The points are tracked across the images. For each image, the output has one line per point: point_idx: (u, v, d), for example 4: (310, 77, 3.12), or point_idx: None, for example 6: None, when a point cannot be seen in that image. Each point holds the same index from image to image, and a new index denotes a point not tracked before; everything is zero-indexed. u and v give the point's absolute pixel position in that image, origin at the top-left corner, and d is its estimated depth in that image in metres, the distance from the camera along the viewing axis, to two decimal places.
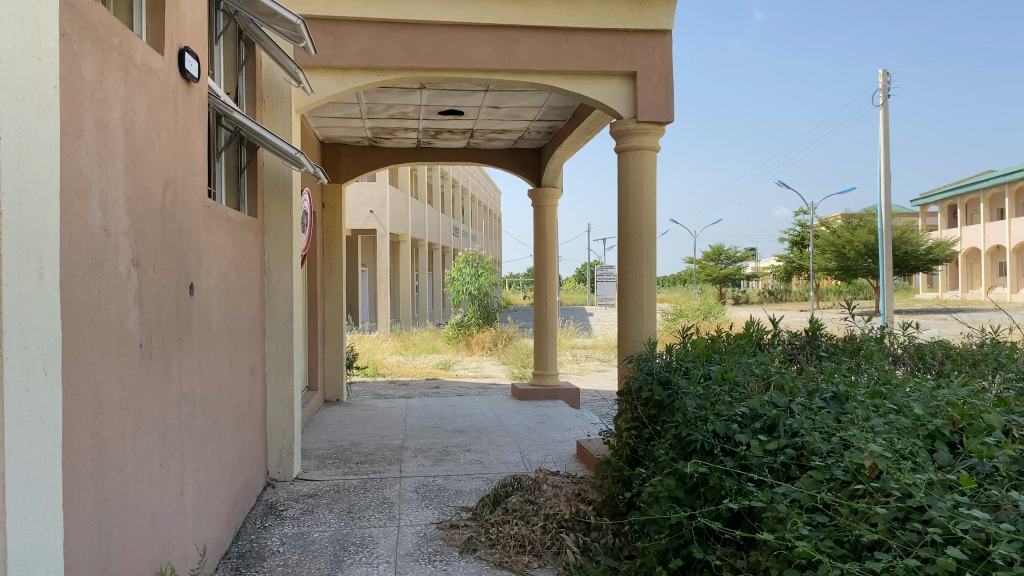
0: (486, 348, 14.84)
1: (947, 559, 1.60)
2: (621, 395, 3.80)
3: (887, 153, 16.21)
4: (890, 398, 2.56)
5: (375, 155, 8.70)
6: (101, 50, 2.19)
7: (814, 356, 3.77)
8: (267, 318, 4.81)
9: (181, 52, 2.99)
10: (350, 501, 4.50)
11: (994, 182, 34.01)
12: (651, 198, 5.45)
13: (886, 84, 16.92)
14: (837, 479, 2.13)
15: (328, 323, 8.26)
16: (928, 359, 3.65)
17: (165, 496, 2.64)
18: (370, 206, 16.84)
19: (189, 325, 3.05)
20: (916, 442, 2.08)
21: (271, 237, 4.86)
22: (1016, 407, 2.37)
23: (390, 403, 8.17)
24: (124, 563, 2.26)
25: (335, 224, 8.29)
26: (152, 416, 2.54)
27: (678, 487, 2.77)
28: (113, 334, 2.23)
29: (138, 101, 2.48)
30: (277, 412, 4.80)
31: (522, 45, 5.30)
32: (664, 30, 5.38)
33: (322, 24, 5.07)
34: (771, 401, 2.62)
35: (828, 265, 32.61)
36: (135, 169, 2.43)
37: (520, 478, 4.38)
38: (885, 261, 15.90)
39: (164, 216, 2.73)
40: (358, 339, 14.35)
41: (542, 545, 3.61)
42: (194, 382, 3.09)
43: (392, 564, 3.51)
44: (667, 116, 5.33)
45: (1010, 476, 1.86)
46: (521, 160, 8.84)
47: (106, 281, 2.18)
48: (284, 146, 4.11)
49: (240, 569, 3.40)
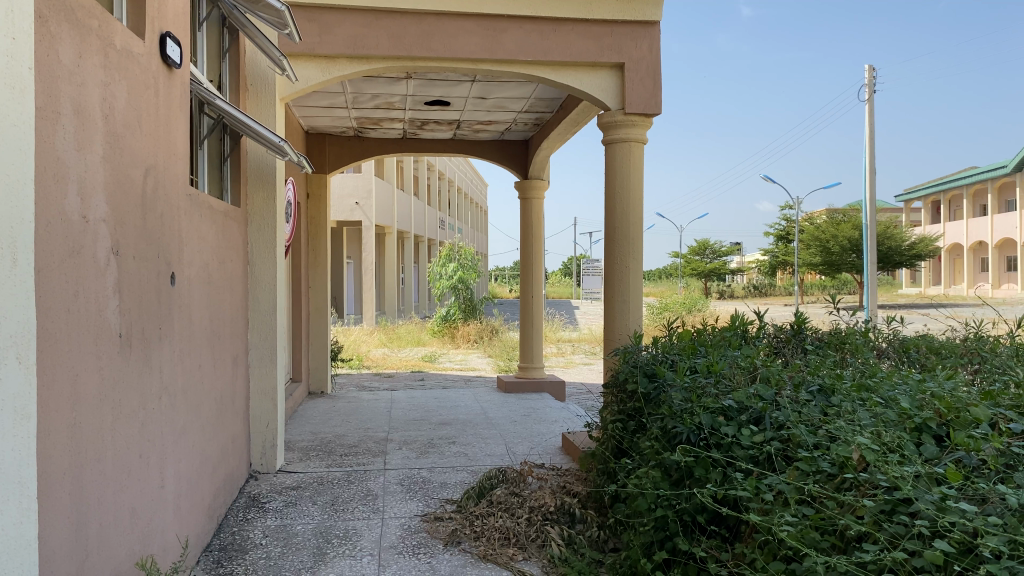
0: (473, 340, 14.88)
1: (934, 552, 1.58)
2: (607, 389, 3.80)
3: (872, 149, 16.29)
4: (878, 392, 2.54)
5: (360, 146, 8.65)
6: (79, 33, 2.13)
7: (800, 349, 3.75)
8: (250, 309, 4.77)
9: (163, 37, 2.93)
10: (334, 493, 4.46)
11: (978, 177, 34.20)
12: (637, 189, 5.42)
13: (872, 79, 17.04)
14: (823, 471, 2.13)
15: (313, 314, 8.23)
16: (912, 353, 3.64)
17: (144, 487, 2.60)
18: (356, 198, 16.65)
19: (170, 314, 3.01)
20: (903, 435, 2.08)
21: (254, 229, 4.80)
22: (1002, 399, 2.35)
23: (375, 396, 8.07)
24: (103, 556, 2.22)
25: (320, 214, 8.23)
26: (131, 408, 2.49)
27: (664, 479, 2.75)
28: (90, 323, 2.18)
29: (118, 86, 2.43)
30: (261, 404, 4.77)
31: (509, 35, 5.26)
32: (651, 21, 5.35)
33: (307, 11, 5.02)
34: (757, 393, 2.61)
35: (812, 260, 32.74)
36: (115, 155, 2.38)
37: (506, 471, 4.36)
38: (871, 258, 15.58)
39: (145, 205, 2.69)
40: (344, 332, 14.27)
41: (526, 538, 3.59)
42: (175, 374, 3.04)
43: (375, 557, 3.48)
44: (655, 108, 5.31)
45: (997, 470, 1.85)
46: (508, 152, 8.81)
47: (84, 269, 2.14)
48: (268, 134, 4.04)
49: (222, 561, 3.38)
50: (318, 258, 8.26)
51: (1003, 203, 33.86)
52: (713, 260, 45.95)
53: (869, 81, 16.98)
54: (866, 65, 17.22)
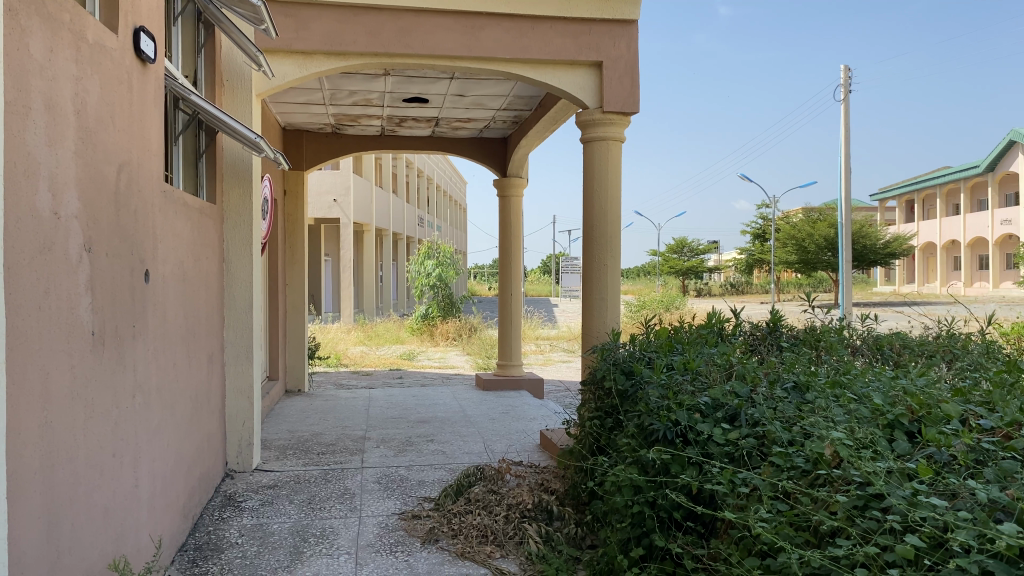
0: (451, 338, 14.85)
1: (905, 547, 1.60)
2: (585, 386, 3.81)
3: (848, 149, 16.46)
4: (851, 389, 2.57)
5: (338, 143, 8.60)
6: (51, 27, 2.10)
7: (775, 346, 3.79)
8: (226, 307, 4.73)
9: (137, 32, 2.89)
10: (311, 492, 4.44)
11: (951, 177, 34.65)
12: (615, 188, 5.43)
13: (848, 79, 17.21)
14: (797, 467, 2.15)
15: (290, 312, 8.17)
16: (886, 351, 3.68)
17: (118, 486, 2.58)
18: (334, 195, 16.56)
19: (144, 312, 2.97)
20: (876, 431, 2.11)
21: (230, 225, 4.76)
22: (973, 396, 2.39)
23: (353, 394, 8.03)
24: (75, 556, 2.19)
25: (297, 212, 8.17)
26: (104, 406, 2.47)
27: (640, 475, 2.77)
28: (62, 321, 2.15)
29: (91, 81, 2.40)
30: (237, 402, 4.73)
31: (488, 32, 5.25)
32: (629, 20, 5.37)
33: (284, 7, 4.98)
34: (733, 391, 2.63)
35: (788, 258, 33.00)
36: (87, 150, 2.35)
37: (484, 469, 4.36)
38: (847, 257, 15.73)
39: (118, 201, 2.66)
40: (322, 330, 14.18)
41: (504, 536, 3.59)
42: (149, 372, 3.01)
43: (352, 556, 3.47)
44: (633, 107, 5.32)
45: (967, 466, 1.88)
46: (486, 150, 8.80)
47: (56, 266, 2.11)
48: (244, 130, 4.01)
49: (197, 560, 3.35)
50: (295, 255, 8.21)
51: (975, 203, 34.33)
52: (691, 259, 46.20)
53: (845, 81, 17.13)
54: (842, 65, 17.39)
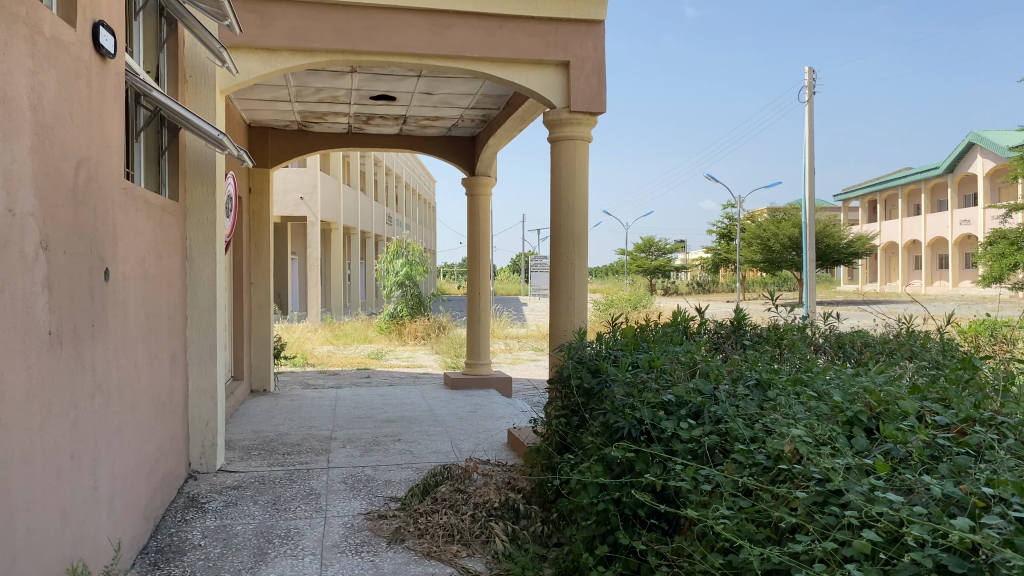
0: (419, 337, 14.79)
1: (862, 541, 1.63)
2: (551, 384, 3.82)
3: (811, 149, 16.70)
4: (812, 386, 2.60)
5: (304, 140, 8.53)
6: (5, 20, 2.06)
7: (739, 344, 3.83)
8: (189, 306, 4.66)
9: (96, 26, 2.84)
10: (276, 492, 4.40)
11: (912, 178, 35.28)
12: (582, 188, 5.44)
13: (812, 80, 17.45)
14: (759, 464, 2.17)
15: (255, 311, 8.08)
16: (847, 348, 3.74)
17: (76, 488, 2.53)
18: (301, 192, 16.43)
19: (103, 311, 2.92)
20: (835, 428, 2.14)
21: (193, 223, 4.69)
22: (929, 393, 2.44)
23: (319, 394, 7.96)
24: (30, 560, 2.15)
25: (263, 210, 8.09)
26: (61, 407, 2.42)
27: (605, 473, 2.78)
28: (17, 321, 2.10)
29: (47, 75, 2.35)
30: (200, 402, 4.67)
31: (455, 31, 5.22)
32: (596, 20, 5.39)
33: (248, 3, 4.92)
34: (697, 388, 2.65)
35: (754, 257, 33.35)
36: (44, 146, 2.31)
37: (451, 468, 4.35)
38: (811, 256, 15.96)
39: (76, 198, 2.61)
40: (289, 329, 14.05)
41: (471, 535, 3.59)
42: (108, 372, 2.96)
43: (317, 556, 3.44)
44: (600, 107, 5.34)
45: (923, 461, 1.91)
46: (454, 148, 8.78)
47: (10, 264, 2.06)
48: (207, 127, 3.96)
49: (159, 563, 3.30)
50: (260, 254, 8.12)
51: (935, 203, 34.99)
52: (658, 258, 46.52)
53: (809, 82, 17.38)
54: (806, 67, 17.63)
